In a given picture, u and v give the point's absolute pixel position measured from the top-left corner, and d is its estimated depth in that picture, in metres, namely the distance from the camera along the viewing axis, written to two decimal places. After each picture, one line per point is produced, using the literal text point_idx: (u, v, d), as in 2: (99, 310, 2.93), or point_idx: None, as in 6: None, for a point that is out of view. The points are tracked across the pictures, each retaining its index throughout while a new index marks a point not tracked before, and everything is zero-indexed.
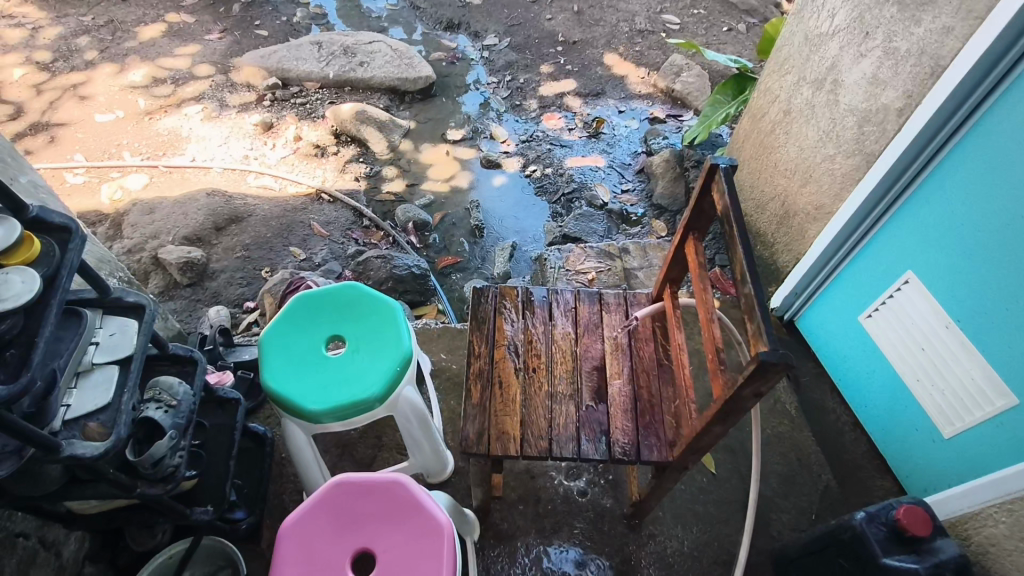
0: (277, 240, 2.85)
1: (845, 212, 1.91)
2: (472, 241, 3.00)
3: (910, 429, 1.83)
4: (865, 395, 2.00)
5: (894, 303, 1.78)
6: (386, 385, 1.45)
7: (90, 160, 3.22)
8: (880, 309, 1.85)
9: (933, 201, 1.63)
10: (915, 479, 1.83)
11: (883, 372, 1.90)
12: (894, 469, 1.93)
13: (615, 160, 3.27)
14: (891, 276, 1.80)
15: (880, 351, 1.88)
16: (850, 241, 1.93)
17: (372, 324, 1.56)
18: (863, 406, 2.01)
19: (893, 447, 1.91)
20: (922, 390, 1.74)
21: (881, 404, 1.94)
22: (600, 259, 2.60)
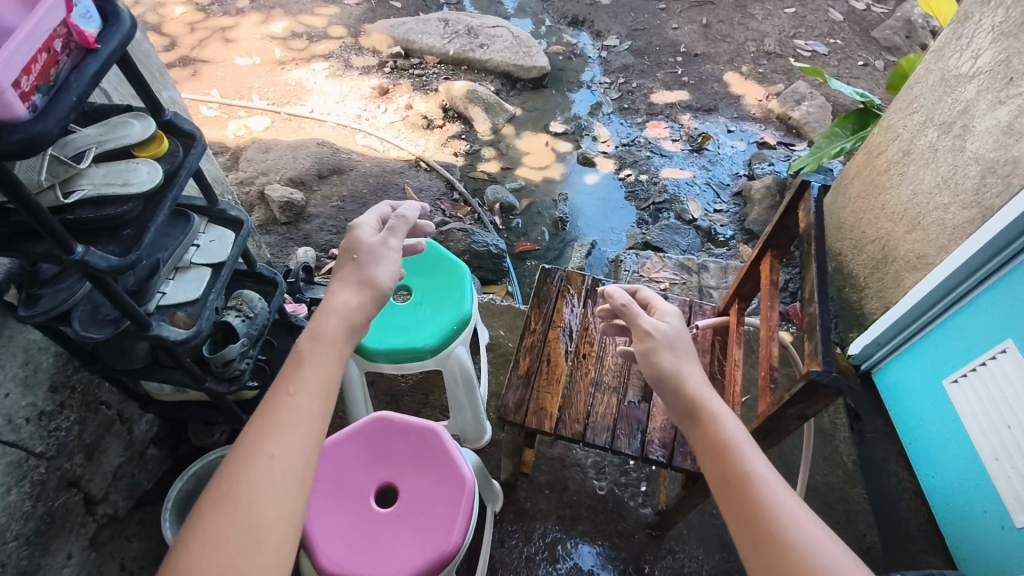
0: (371, 197, 3.00)
1: (947, 267, 1.79)
2: (553, 232, 3.04)
3: (978, 510, 1.69)
4: (936, 466, 1.86)
5: (985, 372, 1.65)
6: (440, 338, 1.51)
7: (224, 97, 3.52)
8: (967, 376, 1.72)
9: None
10: (975, 565, 1.69)
11: (961, 444, 1.76)
12: (954, 551, 1.78)
13: (714, 178, 3.19)
14: (988, 341, 1.66)
15: (960, 421, 1.75)
16: (948, 299, 1.80)
17: (440, 282, 1.63)
18: (932, 477, 1.88)
19: (957, 527, 1.77)
20: (999, 470, 1.61)
21: (952, 478, 1.79)
22: (676, 272, 2.56)
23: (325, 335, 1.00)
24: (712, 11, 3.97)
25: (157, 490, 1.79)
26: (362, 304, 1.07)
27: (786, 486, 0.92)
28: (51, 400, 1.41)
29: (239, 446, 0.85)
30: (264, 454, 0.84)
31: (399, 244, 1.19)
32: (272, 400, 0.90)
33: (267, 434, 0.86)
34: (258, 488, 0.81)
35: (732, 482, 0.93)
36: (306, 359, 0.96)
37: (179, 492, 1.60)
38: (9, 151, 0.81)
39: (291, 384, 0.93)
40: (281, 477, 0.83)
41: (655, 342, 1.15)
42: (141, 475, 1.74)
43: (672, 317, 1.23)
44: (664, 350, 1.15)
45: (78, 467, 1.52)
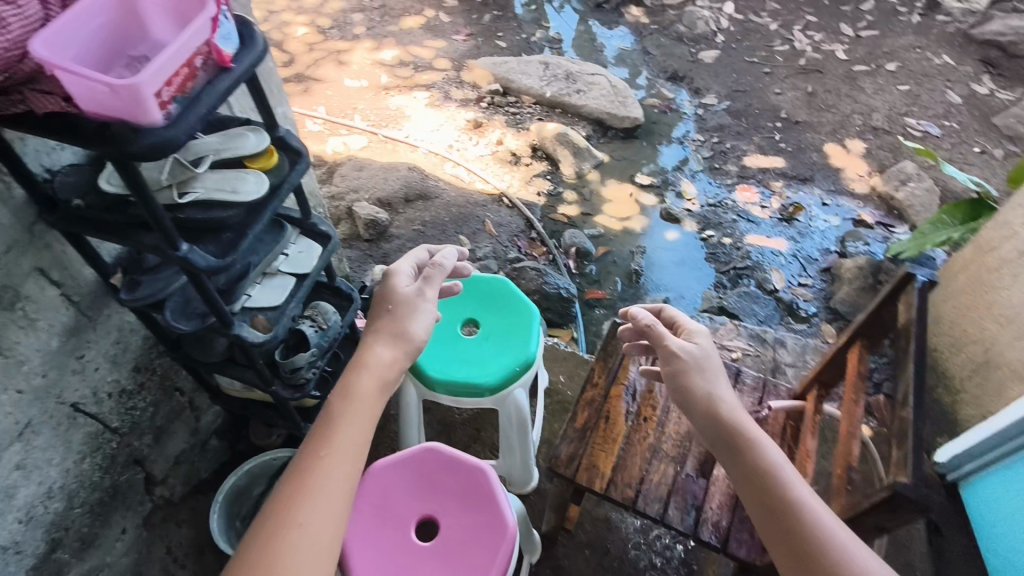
0: (451, 226, 3.07)
1: None
2: (626, 283, 3.01)
3: None
4: None
5: None
6: (502, 377, 1.50)
7: (329, 114, 3.73)
8: None
9: None
10: None
11: None
12: None
13: (802, 250, 3.07)
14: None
15: None
16: None
17: (508, 320, 1.62)
18: None
19: None
20: None
21: None
22: (750, 342, 2.46)
23: (354, 397, 1.11)
24: (819, 79, 3.87)
25: (211, 480, 1.86)
26: (396, 359, 1.18)
27: (828, 512, 1.02)
28: (133, 379, 1.49)
29: (281, 507, 0.97)
30: (299, 522, 0.96)
31: (433, 293, 1.29)
32: (310, 460, 1.02)
33: (305, 501, 0.98)
34: (302, 549, 0.94)
35: (780, 509, 1.02)
36: (339, 421, 1.07)
37: (231, 486, 1.65)
38: (141, 152, 0.87)
39: (324, 444, 1.04)
40: (321, 533, 0.96)
41: (689, 368, 1.22)
42: (200, 463, 1.81)
43: (700, 337, 1.31)
44: (694, 370, 1.22)
45: (145, 447, 1.60)
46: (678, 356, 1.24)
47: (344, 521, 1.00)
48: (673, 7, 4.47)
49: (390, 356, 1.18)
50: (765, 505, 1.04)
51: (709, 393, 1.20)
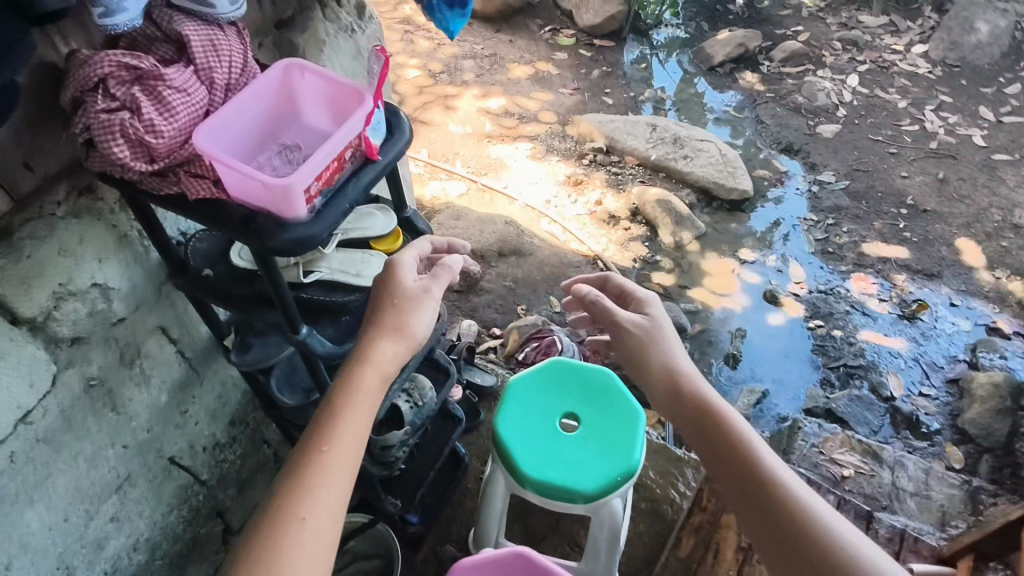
0: (543, 285, 3.01)
1: None
2: (724, 367, 2.82)
3: None
4: None
5: None
6: (603, 485, 1.40)
7: (432, 158, 3.78)
8: None
9: None
10: None
11: None
12: None
13: (925, 355, 2.80)
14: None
15: None
16: None
17: (610, 418, 1.51)
18: None
19: None
20: None
21: None
22: (865, 459, 2.21)
23: (354, 389, 0.97)
24: (951, 166, 3.60)
25: None
26: (398, 350, 1.01)
27: (790, 471, 1.14)
28: (227, 433, 1.48)
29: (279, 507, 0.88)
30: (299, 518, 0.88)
31: (443, 289, 1.07)
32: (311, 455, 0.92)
33: (305, 499, 0.89)
34: (306, 546, 0.86)
35: (748, 477, 1.12)
36: (341, 414, 0.95)
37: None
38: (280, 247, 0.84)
39: (324, 438, 0.93)
40: (325, 530, 0.88)
41: (647, 341, 1.31)
42: None
43: (651, 304, 1.39)
44: (654, 342, 1.31)
45: (228, 499, 1.55)
46: (635, 333, 1.33)
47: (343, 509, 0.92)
48: (791, 76, 4.30)
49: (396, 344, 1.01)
50: (733, 474, 1.14)
51: (666, 364, 1.29)
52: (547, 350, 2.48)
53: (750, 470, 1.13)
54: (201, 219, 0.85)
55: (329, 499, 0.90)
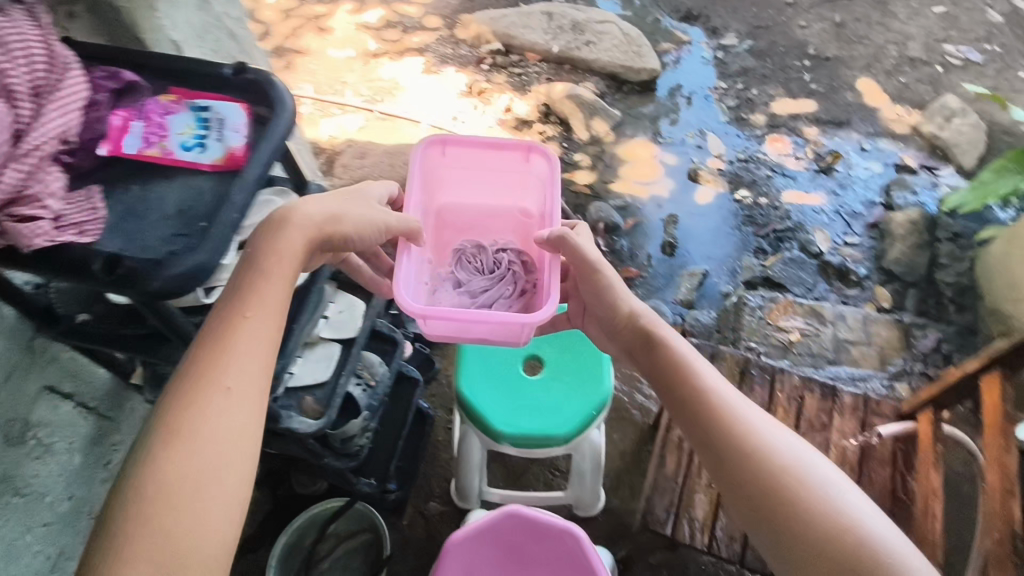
0: None
1: None
2: (661, 257, 2.82)
3: None
4: None
5: None
6: (579, 424, 1.36)
7: (319, 93, 3.36)
8: None
9: None
10: None
11: None
12: None
13: (845, 205, 2.87)
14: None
15: None
16: None
17: (575, 352, 1.45)
18: None
19: None
20: None
21: None
22: (808, 320, 2.27)
23: (280, 255, 1.01)
24: (847, 7, 3.57)
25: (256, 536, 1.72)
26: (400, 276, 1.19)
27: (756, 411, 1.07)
28: None
29: (191, 381, 0.87)
30: (233, 386, 0.89)
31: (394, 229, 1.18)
32: (233, 327, 0.94)
33: (226, 363, 0.90)
34: (236, 415, 0.88)
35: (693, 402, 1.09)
36: (260, 287, 0.98)
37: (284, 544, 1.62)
38: (159, 286, 0.94)
39: (247, 305, 0.95)
40: (256, 393, 0.91)
41: (619, 294, 1.24)
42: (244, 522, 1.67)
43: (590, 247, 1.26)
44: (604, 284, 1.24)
45: None
46: (608, 285, 1.23)
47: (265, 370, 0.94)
48: None
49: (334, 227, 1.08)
50: (689, 399, 1.10)
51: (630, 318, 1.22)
52: None
53: (705, 397, 1.08)
54: (32, 264, 0.93)
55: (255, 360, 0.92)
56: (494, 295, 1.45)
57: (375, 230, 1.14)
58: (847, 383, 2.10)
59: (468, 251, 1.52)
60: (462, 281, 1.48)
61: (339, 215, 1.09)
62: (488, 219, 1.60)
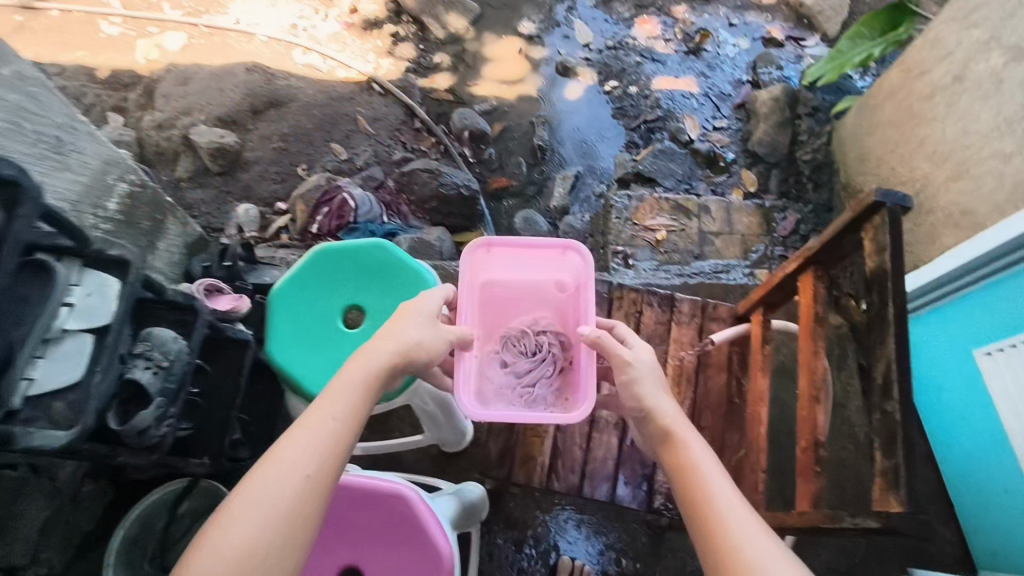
0: (318, 133, 2.58)
1: (962, 253, 1.62)
2: (533, 163, 2.67)
3: (1000, 493, 1.66)
4: (948, 434, 1.83)
5: (1000, 360, 1.56)
6: (403, 379, 1.24)
7: (127, 7, 2.85)
8: (989, 355, 1.61)
9: (1013, 293, 1.50)
10: (987, 538, 1.74)
11: (980, 418, 1.69)
12: (960, 519, 1.84)
13: (713, 87, 2.77)
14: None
15: (987, 398, 1.65)
16: (962, 281, 1.66)
17: (400, 298, 1.30)
18: (945, 445, 1.86)
19: (962, 491, 1.81)
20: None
21: (964, 446, 1.77)
22: (674, 215, 2.23)
23: (360, 365, 1.00)
24: None
25: (98, 531, 1.59)
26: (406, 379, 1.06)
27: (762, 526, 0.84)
28: None
29: (266, 462, 0.85)
30: (306, 478, 0.86)
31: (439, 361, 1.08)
32: (316, 421, 0.91)
33: (270, 461, 0.86)
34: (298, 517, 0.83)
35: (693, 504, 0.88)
36: (346, 385, 0.96)
37: (136, 517, 1.53)
38: None
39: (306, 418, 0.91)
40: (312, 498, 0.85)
41: (644, 387, 1.04)
42: (78, 520, 1.53)
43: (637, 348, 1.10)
44: (642, 381, 1.05)
45: None
46: (635, 382, 1.04)
47: (323, 472, 0.87)
48: None
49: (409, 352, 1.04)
50: (690, 495, 0.90)
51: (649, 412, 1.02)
52: (340, 219, 2.22)
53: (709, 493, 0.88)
54: None
55: (308, 458, 0.87)
56: (542, 379, 1.28)
57: (424, 351, 1.05)
58: (706, 279, 2.07)
59: (515, 336, 1.32)
60: (508, 368, 1.29)
61: (417, 341, 1.05)
62: (540, 300, 1.37)
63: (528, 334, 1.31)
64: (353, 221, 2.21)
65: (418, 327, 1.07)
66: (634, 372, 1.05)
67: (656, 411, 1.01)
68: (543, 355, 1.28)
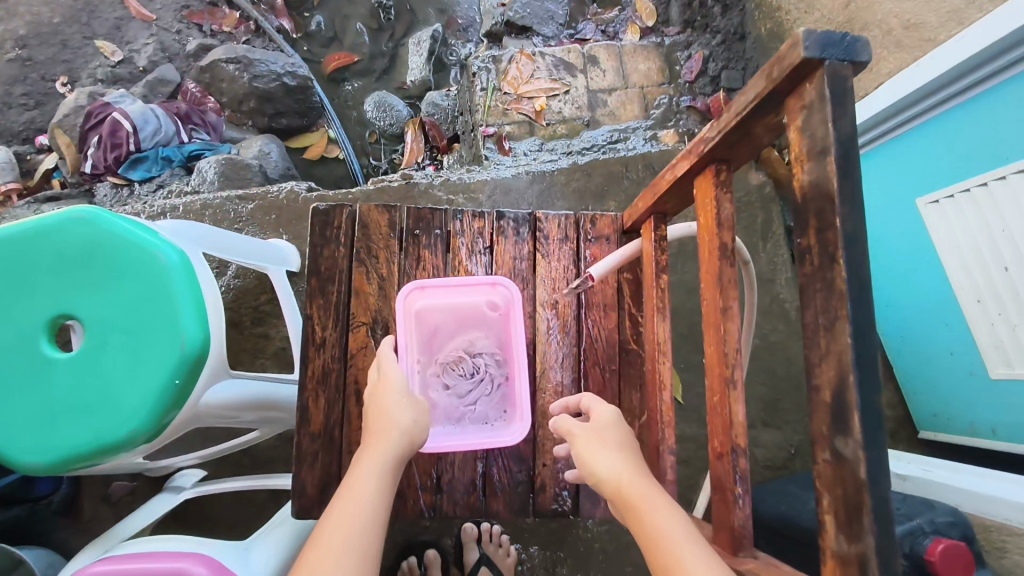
0: (72, 29, 1.91)
1: (921, 71, 1.25)
2: (374, 28, 2.08)
3: (942, 352, 1.44)
4: (885, 293, 1.59)
5: (961, 203, 1.23)
6: (149, 418, 0.85)
7: None
8: (944, 199, 1.28)
9: (989, 115, 1.15)
10: (925, 399, 1.56)
11: (925, 273, 1.42)
12: (898, 380, 1.64)
13: None
14: (1018, 143, 1.10)
15: (933, 251, 1.36)
16: (920, 108, 1.30)
17: (128, 295, 0.87)
18: (882, 303, 1.61)
19: (902, 355, 1.59)
20: (980, 315, 1.27)
21: (904, 306, 1.53)
22: (555, 74, 1.77)
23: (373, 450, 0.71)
24: None
25: None
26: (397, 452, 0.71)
27: None
28: None
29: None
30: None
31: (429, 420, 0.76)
32: (342, 534, 0.62)
33: None
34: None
35: None
36: (364, 481, 0.67)
37: None
38: None
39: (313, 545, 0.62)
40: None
41: (607, 452, 0.68)
42: None
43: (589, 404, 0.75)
44: (591, 446, 0.69)
45: None
46: (586, 454, 0.68)
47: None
48: None
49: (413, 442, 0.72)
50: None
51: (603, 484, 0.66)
52: (116, 149, 1.64)
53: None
54: None
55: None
56: (484, 409, 0.86)
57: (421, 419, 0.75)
58: (600, 152, 1.67)
59: (449, 360, 0.86)
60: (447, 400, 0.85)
61: (414, 421, 0.73)
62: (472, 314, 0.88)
63: (474, 361, 0.86)
64: (136, 149, 1.65)
65: (411, 402, 0.75)
66: (580, 441, 0.70)
67: (600, 472, 0.66)
68: (484, 380, 0.86)
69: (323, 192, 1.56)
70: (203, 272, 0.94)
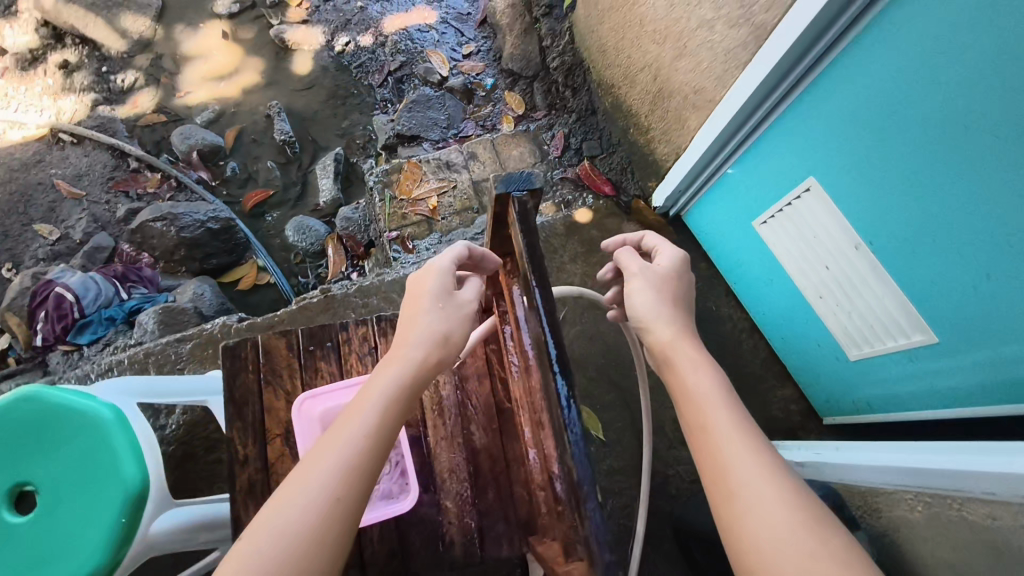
0: (13, 219, 2.13)
1: (715, 124, 1.51)
2: (283, 163, 2.33)
3: (814, 344, 1.63)
4: (761, 303, 1.79)
5: (787, 218, 1.46)
6: (105, 554, 1.00)
7: None
8: (773, 218, 1.52)
9: (780, 147, 1.41)
10: (817, 389, 1.72)
11: (780, 280, 1.63)
12: (794, 377, 1.80)
13: (450, 10, 2.46)
14: (806, 163, 1.35)
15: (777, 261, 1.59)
16: (727, 150, 1.56)
17: (77, 454, 1.04)
18: (761, 313, 1.81)
19: (790, 356, 1.78)
20: (825, 308, 1.48)
21: (777, 311, 1.73)
22: (440, 175, 2.01)
23: (406, 348, 0.83)
24: None
25: None
26: (421, 359, 0.83)
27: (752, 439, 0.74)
28: None
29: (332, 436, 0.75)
30: (334, 504, 0.71)
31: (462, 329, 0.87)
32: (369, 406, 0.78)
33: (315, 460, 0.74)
34: (326, 545, 0.69)
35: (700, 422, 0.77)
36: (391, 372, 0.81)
37: None
38: None
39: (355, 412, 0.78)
40: (359, 484, 0.73)
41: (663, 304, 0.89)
42: None
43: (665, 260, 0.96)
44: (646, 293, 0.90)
45: None
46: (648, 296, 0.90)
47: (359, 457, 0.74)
48: None
49: (435, 351, 0.83)
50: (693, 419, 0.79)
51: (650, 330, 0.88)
52: (62, 319, 1.81)
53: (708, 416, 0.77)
54: None
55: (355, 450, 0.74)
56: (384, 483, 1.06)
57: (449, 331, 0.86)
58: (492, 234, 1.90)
59: None
60: None
61: (444, 332, 0.84)
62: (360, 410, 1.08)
63: None
64: (80, 316, 1.83)
65: (443, 313, 0.86)
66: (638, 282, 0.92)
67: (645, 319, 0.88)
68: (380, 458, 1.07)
69: (251, 320, 1.76)
70: (137, 420, 1.11)
